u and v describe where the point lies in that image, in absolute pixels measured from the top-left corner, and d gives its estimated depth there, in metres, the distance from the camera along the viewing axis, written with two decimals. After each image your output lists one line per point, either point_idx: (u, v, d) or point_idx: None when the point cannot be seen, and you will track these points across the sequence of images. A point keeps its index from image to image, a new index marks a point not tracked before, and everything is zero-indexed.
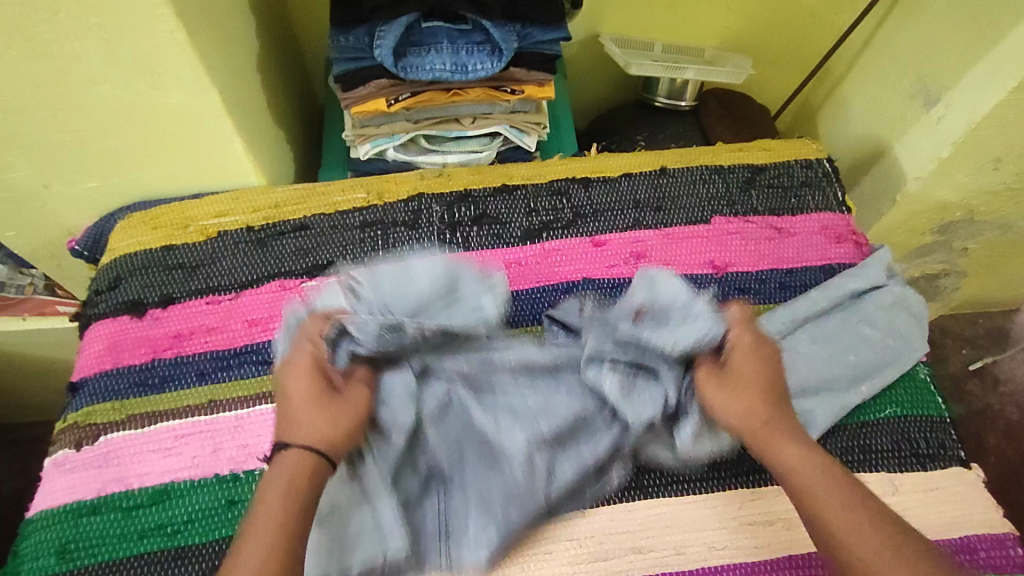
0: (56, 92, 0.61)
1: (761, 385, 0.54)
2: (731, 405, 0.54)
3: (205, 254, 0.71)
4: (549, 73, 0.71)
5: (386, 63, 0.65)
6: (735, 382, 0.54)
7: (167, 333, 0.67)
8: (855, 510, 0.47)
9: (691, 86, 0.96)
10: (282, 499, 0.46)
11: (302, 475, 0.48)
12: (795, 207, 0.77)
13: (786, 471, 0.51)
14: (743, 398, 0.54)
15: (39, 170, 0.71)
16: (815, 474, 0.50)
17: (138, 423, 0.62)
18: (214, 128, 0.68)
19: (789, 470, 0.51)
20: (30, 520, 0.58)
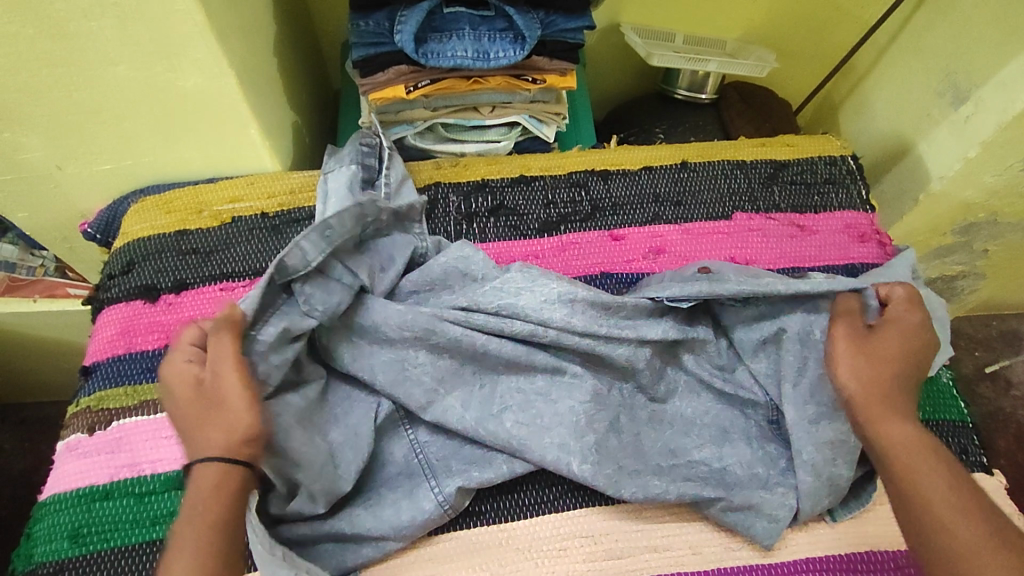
0: (71, 72, 0.60)
1: (903, 364, 0.53)
2: (865, 372, 0.52)
3: (220, 240, 0.71)
4: (571, 62, 0.69)
5: (406, 49, 0.63)
6: (879, 354, 0.53)
7: (181, 318, 0.66)
8: (950, 495, 0.46)
9: (712, 78, 0.94)
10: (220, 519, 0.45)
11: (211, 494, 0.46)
12: (819, 205, 0.76)
13: (901, 452, 0.49)
14: (885, 375, 0.52)
15: (52, 151, 0.70)
16: (923, 459, 0.48)
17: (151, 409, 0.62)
18: (230, 113, 0.67)
19: (885, 449, 0.49)
20: (42, 504, 0.58)
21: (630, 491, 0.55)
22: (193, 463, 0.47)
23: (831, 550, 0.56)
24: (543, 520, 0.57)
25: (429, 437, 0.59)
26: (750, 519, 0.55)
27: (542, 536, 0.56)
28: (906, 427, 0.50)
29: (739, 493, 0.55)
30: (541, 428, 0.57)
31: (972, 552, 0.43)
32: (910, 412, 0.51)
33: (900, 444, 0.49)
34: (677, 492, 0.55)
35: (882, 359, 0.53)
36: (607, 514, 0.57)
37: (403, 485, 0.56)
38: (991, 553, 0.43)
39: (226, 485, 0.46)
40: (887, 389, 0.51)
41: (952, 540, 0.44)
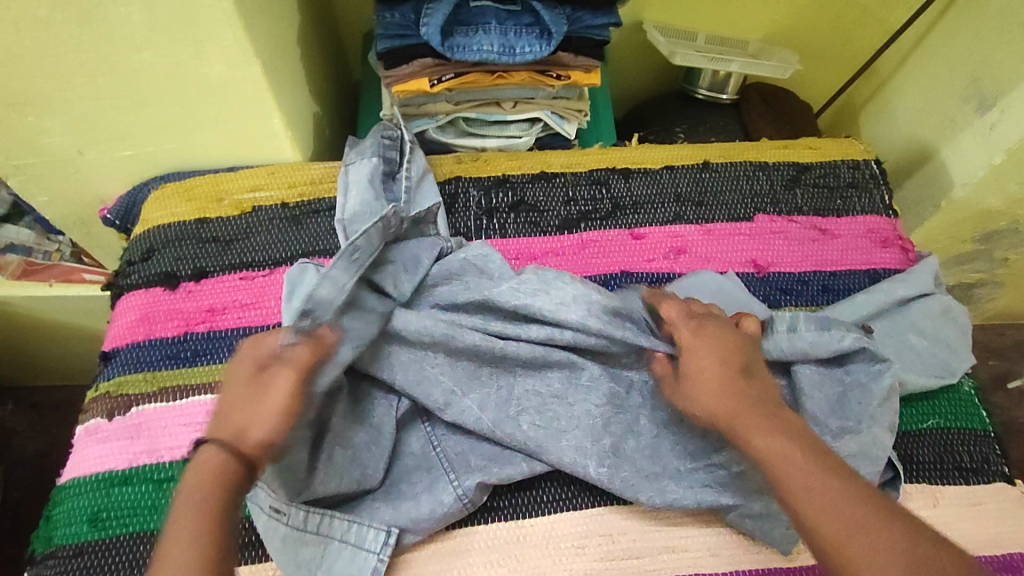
0: (97, 58, 0.60)
1: (733, 380, 0.52)
2: (715, 393, 0.52)
3: (240, 228, 0.70)
4: (596, 59, 0.69)
5: (433, 41, 0.63)
6: (705, 386, 0.53)
7: (201, 306, 0.66)
8: (832, 503, 0.45)
9: (734, 79, 0.94)
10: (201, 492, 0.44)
11: (218, 473, 0.45)
12: (841, 209, 0.75)
13: (762, 459, 0.49)
14: (711, 400, 0.52)
15: (75, 136, 0.70)
16: (793, 461, 0.48)
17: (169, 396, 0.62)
18: (254, 102, 0.67)
19: (761, 456, 0.49)
20: (62, 487, 0.58)
21: (647, 496, 0.55)
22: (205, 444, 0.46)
23: None
24: (561, 516, 0.57)
25: (451, 433, 0.58)
26: (769, 524, 0.54)
27: (560, 532, 0.56)
28: (770, 427, 0.50)
29: (759, 499, 0.54)
30: (557, 428, 0.57)
31: (838, 542, 0.44)
32: (775, 414, 0.51)
33: (765, 448, 0.49)
34: (695, 497, 0.55)
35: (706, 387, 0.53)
36: (622, 512, 0.57)
37: (423, 479, 0.56)
38: (857, 541, 0.43)
39: (230, 467, 0.45)
40: (733, 402, 0.51)
41: (819, 533, 0.45)
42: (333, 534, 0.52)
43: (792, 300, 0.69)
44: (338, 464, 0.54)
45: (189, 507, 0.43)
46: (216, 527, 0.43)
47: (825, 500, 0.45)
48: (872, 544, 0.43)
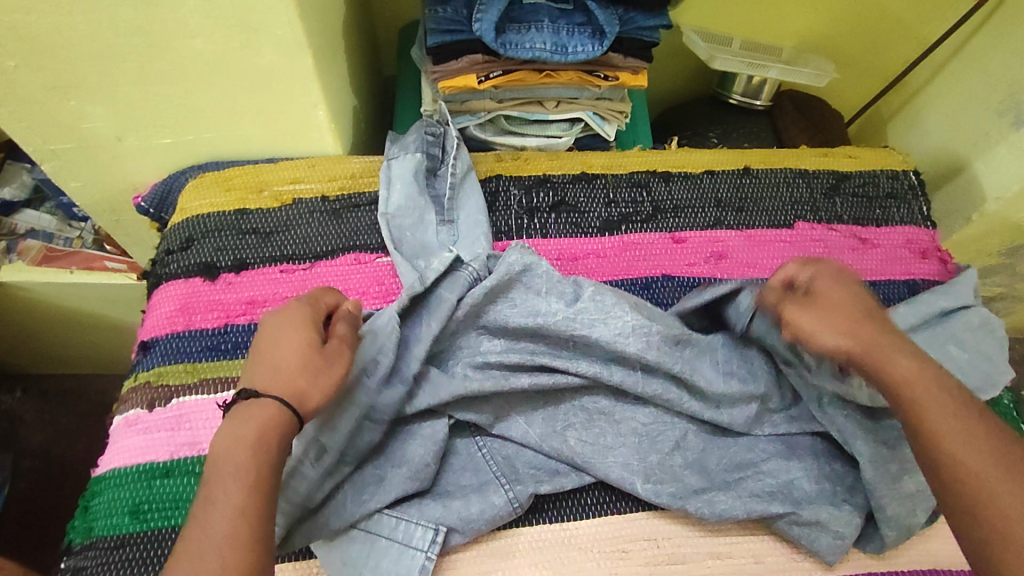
0: (148, 43, 0.60)
1: (852, 310, 0.54)
2: (839, 325, 0.53)
3: (281, 221, 0.70)
4: (645, 61, 0.69)
5: (485, 38, 0.62)
6: (825, 309, 0.54)
7: (241, 299, 0.66)
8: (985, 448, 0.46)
9: (768, 85, 0.93)
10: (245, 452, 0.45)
11: (270, 433, 0.46)
12: (880, 219, 0.75)
13: (891, 391, 0.50)
14: (844, 323, 0.53)
15: (115, 122, 0.69)
16: (928, 388, 0.49)
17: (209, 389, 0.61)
18: (301, 93, 0.66)
19: (901, 381, 0.50)
20: (100, 478, 0.58)
21: (696, 506, 0.55)
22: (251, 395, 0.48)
23: (895, 566, 0.56)
24: (606, 519, 0.56)
25: (495, 437, 0.59)
26: (816, 532, 0.54)
27: (605, 535, 0.56)
28: (905, 363, 0.50)
29: (808, 506, 0.55)
30: (603, 445, 0.57)
31: (973, 479, 0.45)
32: (904, 347, 0.52)
33: (900, 383, 0.50)
34: (745, 508, 0.55)
35: (834, 308, 0.54)
36: (667, 517, 0.57)
37: (472, 482, 0.56)
38: (997, 479, 0.44)
39: (279, 425, 0.47)
40: (863, 335, 0.52)
41: (957, 468, 0.46)
42: (382, 531, 0.53)
43: None
44: (388, 480, 0.54)
45: (233, 469, 0.44)
46: (253, 499, 0.43)
47: (967, 435, 0.46)
48: (1014, 481, 0.44)
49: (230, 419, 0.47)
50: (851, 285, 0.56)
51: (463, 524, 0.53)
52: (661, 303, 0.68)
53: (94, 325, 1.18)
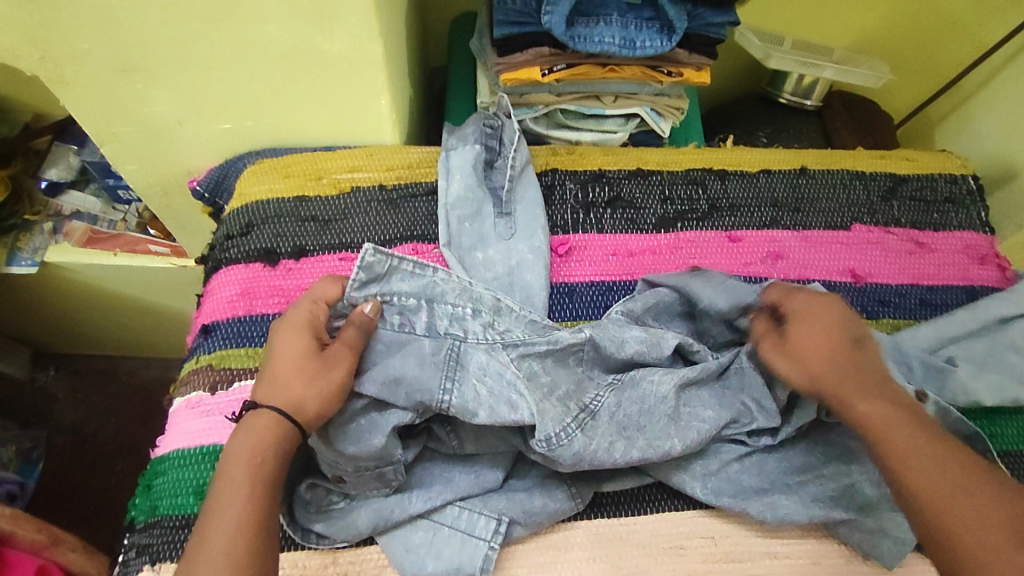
0: (221, 28, 0.60)
1: (829, 352, 0.54)
2: (811, 353, 0.54)
3: (339, 209, 0.70)
4: (709, 58, 0.68)
5: (555, 30, 0.62)
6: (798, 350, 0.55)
7: (300, 285, 0.66)
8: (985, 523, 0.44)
9: (820, 85, 0.93)
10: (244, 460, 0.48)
11: (266, 442, 0.49)
12: (938, 223, 0.74)
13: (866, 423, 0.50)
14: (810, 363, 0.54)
15: (179, 106, 0.70)
16: (910, 445, 0.48)
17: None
18: (365, 83, 0.66)
19: (868, 425, 0.50)
20: (164, 458, 0.59)
21: (758, 509, 0.55)
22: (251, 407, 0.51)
23: None
24: (665, 516, 0.57)
25: None
26: (878, 538, 0.54)
27: (663, 531, 0.56)
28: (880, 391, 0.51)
29: (870, 513, 0.54)
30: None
31: (939, 502, 0.45)
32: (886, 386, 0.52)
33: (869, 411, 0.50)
34: (807, 512, 0.55)
35: (803, 356, 0.54)
36: (727, 517, 0.57)
37: (530, 476, 0.57)
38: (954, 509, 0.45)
39: (283, 438, 0.49)
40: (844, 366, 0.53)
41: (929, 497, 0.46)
42: (445, 521, 0.54)
43: (888, 312, 0.69)
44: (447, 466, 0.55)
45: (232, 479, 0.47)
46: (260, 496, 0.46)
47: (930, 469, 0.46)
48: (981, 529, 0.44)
49: (240, 429, 0.50)
50: (836, 341, 0.54)
51: (527, 518, 0.54)
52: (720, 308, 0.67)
53: (131, 308, 1.19)
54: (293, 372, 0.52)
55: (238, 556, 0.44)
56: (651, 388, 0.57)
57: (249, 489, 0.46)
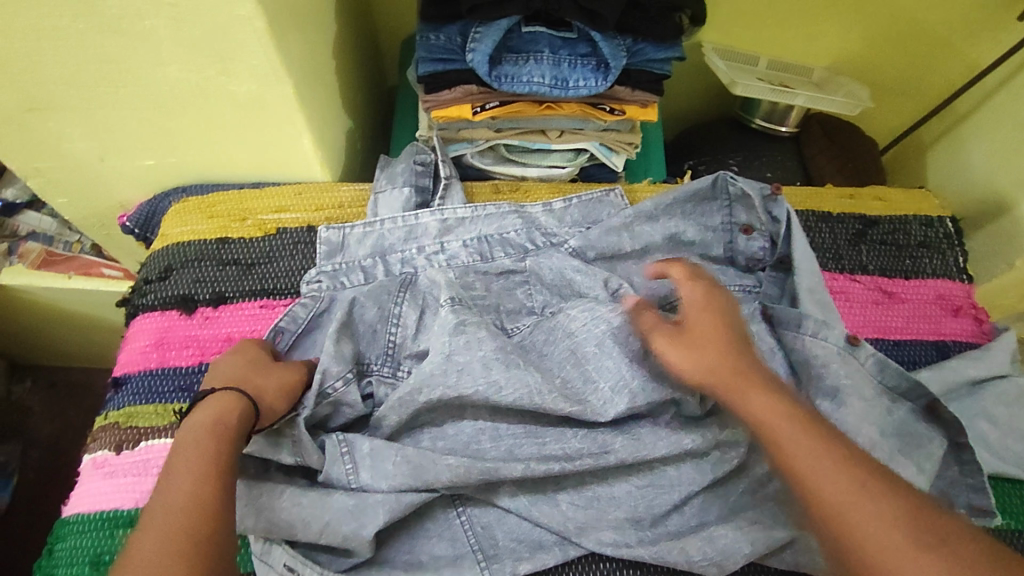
0: (118, 69, 0.56)
1: (725, 337, 0.50)
2: (694, 358, 0.50)
3: (263, 251, 0.67)
4: (655, 94, 0.63)
5: (479, 70, 0.57)
6: (695, 340, 0.50)
7: (217, 336, 0.63)
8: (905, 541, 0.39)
9: (796, 111, 0.87)
10: (204, 431, 0.46)
11: (221, 417, 0.47)
12: (910, 270, 0.69)
13: (750, 416, 0.47)
14: (711, 356, 0.49)
15: (97, 143, 0.67)
16: (806, 456, 0.43)
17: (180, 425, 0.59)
18: (283, 121, 0.62)
19: (757, 417, 0.46)
20: (66, 521, 0.56)
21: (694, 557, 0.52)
22: (208, 394, 0.49)
23: None
24: None
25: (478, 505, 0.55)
26: None
27: None
28: (754, 380, 0.48)
29: None
30: (598, 516, 0.54)
31: (838, 504, 0.41)
32: (759, 373, 0.49)
33: (753, 407, 0.47)
34: None
35: (703, 343, 0.50)
36: None
37: (447, 553, 0.53)
38: (861, 505, 0.41)
39: (228, 415, 0.47)
40: (706, 356, 0.49)
41: (818, 493, 0.42)
42: None
43: None
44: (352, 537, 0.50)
45: (183, 461, 0.44)
46: (209, 481, 0.43)
47: (809, 446, 0.44)
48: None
49: (195, 411, 0.48)
50: (723, 321, 0.52)
51: None
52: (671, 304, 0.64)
53: (96, 326, 1.18)
54: (254, 375, 0.52)
55: (173, 536, 0.40)
56: (565, 328, 0.58)
57: (205, 469, 0.44)
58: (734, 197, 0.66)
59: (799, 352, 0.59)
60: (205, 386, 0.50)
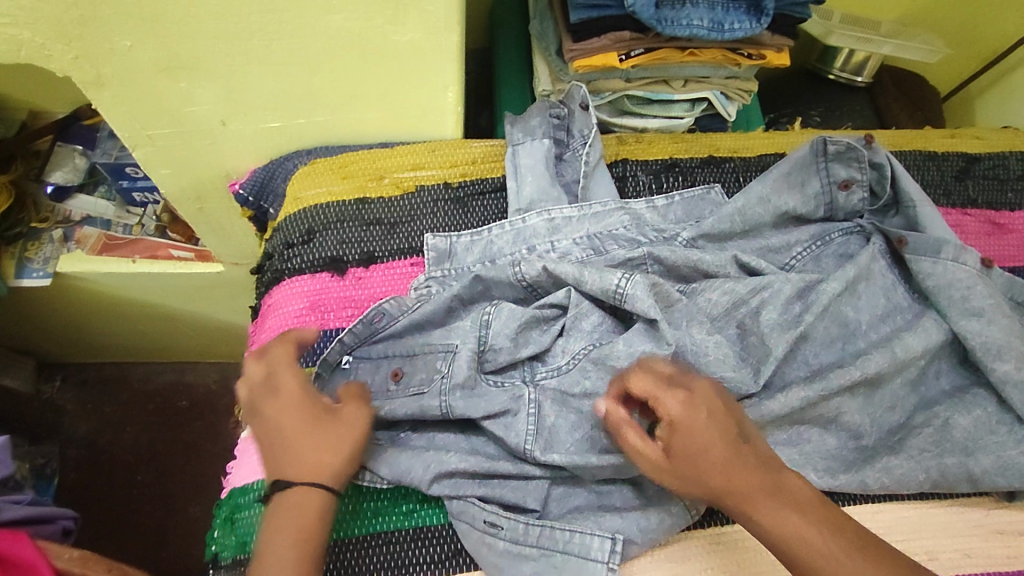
0: (280, 19, 0.54)
1: (724, 455, 0.46)
2: (698, 474, 0.47)
3: (404, 211, 0.66)
4: (793, 39, 0.65)
5: (643, 15, 0.58)
6: (690, 463, 0.47)
7: (372, 295, 0.63)
8: None
9: (873, 62, 0.90)
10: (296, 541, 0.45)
11: (316, 521, 0.47)
12: (1013, 202, 0.73)
13: (778, 539, 0.45)
14: (716, 484, 0.46)
15: (225, 106, 0.63)
16: None
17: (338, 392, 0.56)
18: (435, 73, 0.61)
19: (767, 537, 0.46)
20: (247, 489, 0.55)
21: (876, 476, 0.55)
22: (288, 487, 0.47)
23: None
24: None
25: None
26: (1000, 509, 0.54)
27: None
28: (782, 507, 0.46)
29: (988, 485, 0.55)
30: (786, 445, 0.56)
31: None
32: (775, 491, 0.46)
33: (782, 534, 0.45)
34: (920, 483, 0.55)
35: (694, 470, 0.47)
36: None
37: (631, 494, 0.54)
38: None
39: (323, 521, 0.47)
40: (748, 482, 0.46)
41: None
42: (556, 547, 0.51)
43: None
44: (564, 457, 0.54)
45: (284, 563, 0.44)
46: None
47: (852, 571, 0.44)
48: None
49: (279, 504, 0.47)
50: (720, 432, 0.47)
51: (644, 536, 0.51)
52: (804, 249, 0.65)
53: (145, 315, 1.13)
54: (315, 445, 0.48)
55: None
56: (707, 307, 0.59)
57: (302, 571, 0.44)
58: (833, 157, 0.64)
59: (935, 277, 0.60)
60: (285, 471, 0.48)
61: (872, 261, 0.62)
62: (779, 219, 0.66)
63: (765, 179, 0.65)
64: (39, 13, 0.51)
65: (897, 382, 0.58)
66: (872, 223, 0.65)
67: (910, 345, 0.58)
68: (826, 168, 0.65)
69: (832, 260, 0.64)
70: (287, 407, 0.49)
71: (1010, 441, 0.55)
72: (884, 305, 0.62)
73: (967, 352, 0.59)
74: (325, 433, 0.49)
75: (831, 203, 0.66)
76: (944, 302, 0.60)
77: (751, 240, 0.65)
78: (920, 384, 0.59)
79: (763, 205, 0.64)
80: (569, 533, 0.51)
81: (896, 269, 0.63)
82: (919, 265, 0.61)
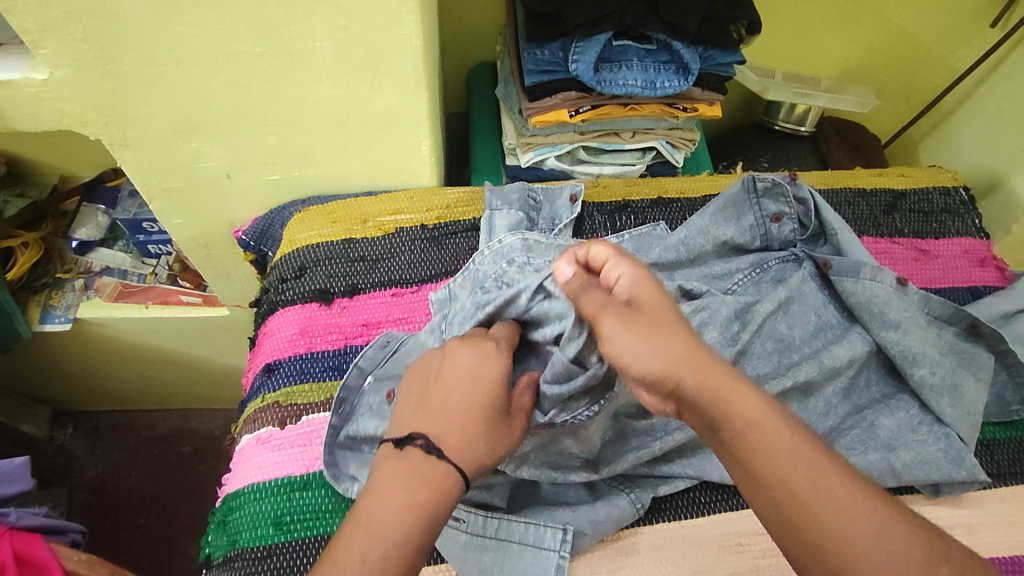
0: (278, 88, 0.64)
1: (677, 323, 0.48)
2: (656, 347, 0.46)
3: (386, 249, 0.75)
4: (720, 94, 0.75)
5: (584, 77, 0.69)
6: (649, 329, 0.47)
7: (356, 322, 0.70)
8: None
9: (813, 113, 1.00)
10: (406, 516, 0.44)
11: (426, 500, 0.45)
12: (938, 231, 0.81)
13: (740, 420, 0.44)
14: (675, 351, 0.46)
15: (230, 162, 0.73)
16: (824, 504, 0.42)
17: (344, 415, 0.62)
18: (411, 129, 0.71)
19: (736, 417, 0.44)
20: (238, 493, 0.61)
21: None
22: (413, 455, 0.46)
23: (993, 552, 0.60)
24: (720, 516, 0.60)
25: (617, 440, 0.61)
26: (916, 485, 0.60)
27: (724, 530, 0.59)
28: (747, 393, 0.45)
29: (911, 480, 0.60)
30: None
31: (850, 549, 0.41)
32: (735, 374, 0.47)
33: (747, 419, 0.44)
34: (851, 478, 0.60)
35: (655, 335, 0.47)
36: None
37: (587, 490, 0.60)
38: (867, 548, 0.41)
39: (446, 499, 0.45)
40: (694, 353, 0.47)
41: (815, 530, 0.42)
42: (513, 538, 0.56)
43: None
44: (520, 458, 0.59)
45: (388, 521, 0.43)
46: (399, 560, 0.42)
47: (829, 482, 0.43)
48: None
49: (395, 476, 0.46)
50: (674, 312, 0.49)
51: (594, 527, 0.57)
52: (742, 276, 0.72)
53: (153, 358, 1.20)
54: (488, 434, 0.49)
55: None
56: None
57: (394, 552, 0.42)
58: (763, 192, 0.72)
59: (857, 294, 0.67)
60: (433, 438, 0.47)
61: (801, 283, 0.70)
62: (719, 249, 0.73)
63: (705, 213, 0.74)
64: (80, 88, 0.62)
65: (827, 391, 0.65)
66: (805, 251, 0.73)
67: (837, 356, 0.65)
68: (759, 202, 0.73)
69: (765, 285, 0.71)
70: (474, 376, 0.51)
71: (930, 439, 0.62)
72: (815, 319, 0.69)
73: (891, 362, 0.66)
74: (462, 406, 0.49)
75: (767, 236, 0.74)
76: (866, 316, 0.66)
77: (695, 267, 0.72)
78: (851, 393, 0.66)
79: (703, 236, 0.72)
80: (524, 525, 0.57)
81: (826, 290, 0.70)
82: (845, 284, 0.67)
